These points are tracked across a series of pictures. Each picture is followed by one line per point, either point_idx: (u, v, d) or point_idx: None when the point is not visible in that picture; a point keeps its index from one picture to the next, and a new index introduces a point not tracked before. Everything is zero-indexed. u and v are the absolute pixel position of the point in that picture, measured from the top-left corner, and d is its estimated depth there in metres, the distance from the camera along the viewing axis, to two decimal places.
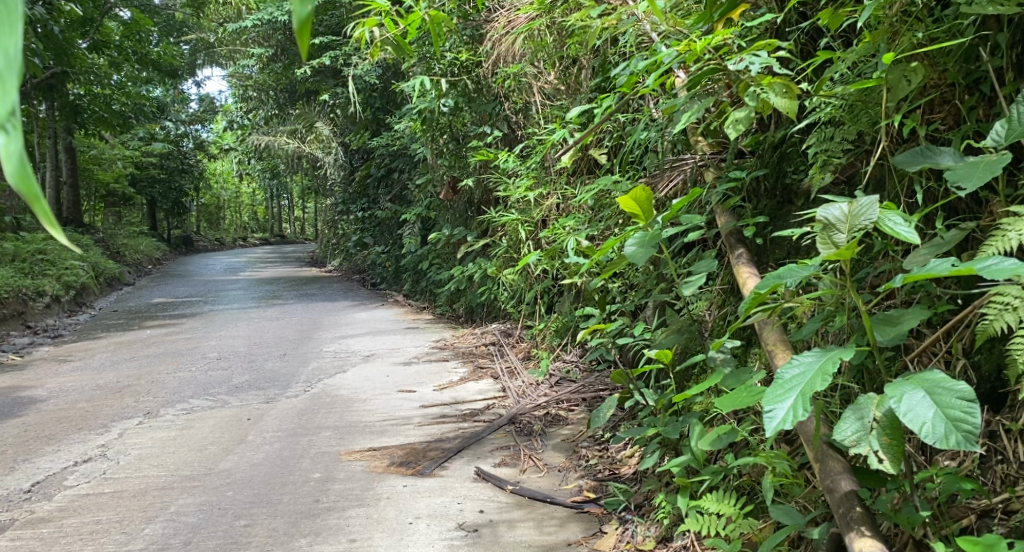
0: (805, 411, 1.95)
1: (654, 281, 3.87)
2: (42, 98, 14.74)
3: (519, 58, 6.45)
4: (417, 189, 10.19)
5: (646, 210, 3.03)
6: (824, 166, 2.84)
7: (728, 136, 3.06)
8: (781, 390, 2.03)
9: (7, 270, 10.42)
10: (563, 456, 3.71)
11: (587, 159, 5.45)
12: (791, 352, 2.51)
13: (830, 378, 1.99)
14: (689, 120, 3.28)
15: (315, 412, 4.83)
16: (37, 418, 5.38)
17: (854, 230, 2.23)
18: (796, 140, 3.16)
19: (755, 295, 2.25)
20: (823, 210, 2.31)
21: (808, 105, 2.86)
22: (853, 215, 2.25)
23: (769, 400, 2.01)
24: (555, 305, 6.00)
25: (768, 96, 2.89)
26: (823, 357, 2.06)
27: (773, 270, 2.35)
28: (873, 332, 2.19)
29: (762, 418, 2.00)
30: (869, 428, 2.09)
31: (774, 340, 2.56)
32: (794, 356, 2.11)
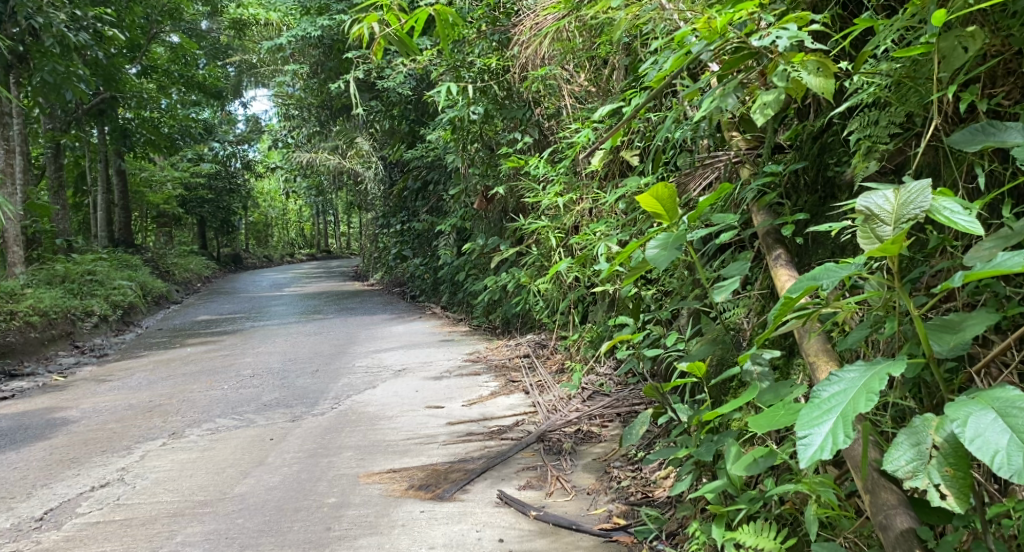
0: (845, 439, 1.77)
1: (689, 287, 3.60)
2: (93, 122, 14.96)
3: (544, 60, 6.20)
4: (451, 200, 10.02)
5: (669, 209, 2.81)
6: (868, 154, 2.58)
7: (756, 121, 2.89)
8: (819, 412, 1.85)
9: (55, 292, 10.52)
10: (594, 477, 3.47)
11: (618, 161, 5.19)
12: (835, 364, 2.25)
13: (876, 397, 1.80)
14: (716, 108, 3.05)
15: (339, 431, 4.66)
16: (66, 440, 5.29)
17: (901, 220, 1.98)
18: (837, 127, 2.90)
19: (788, 299, 2.03)
20: (864, 198, 2.05)
21: (849, 86, 2.61)
22: (900, 205, 1.99)
23: (805, 425, 1.84)
24: (589, 315, 5.75)
25: (801, 75, 2.70)
26: (868, 373, 1.87)
27: (808, 271, 2.12)
28: (929, 341, 1.94)
29: (797, 444, 1.83)
30: (927, 458, 1.85)
31: (815, 351, 2.31)
32: (835, 372, 1.92)
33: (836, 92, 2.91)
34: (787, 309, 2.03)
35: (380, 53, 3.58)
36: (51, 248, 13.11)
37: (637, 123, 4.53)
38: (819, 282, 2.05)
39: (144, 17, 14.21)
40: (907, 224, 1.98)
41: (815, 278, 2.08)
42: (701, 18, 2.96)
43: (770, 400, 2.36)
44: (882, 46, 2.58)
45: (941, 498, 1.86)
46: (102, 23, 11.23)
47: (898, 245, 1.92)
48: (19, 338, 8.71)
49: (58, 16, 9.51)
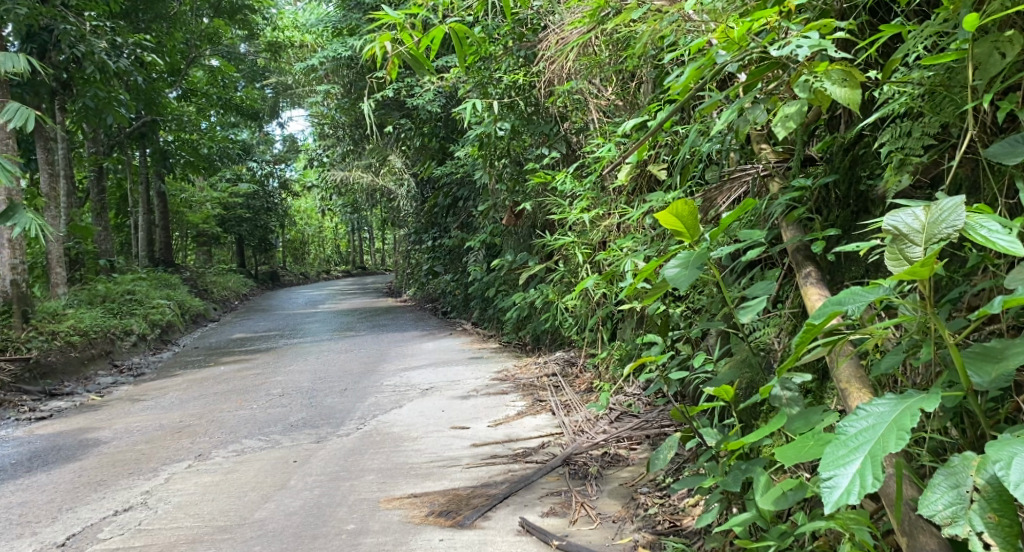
0: (873, 480, 1.74)
1: (718, 304, 3.48)
2: (135, 145, 15.18)
3: (569, 75, 6.10)
4: (480, 216, 9.97)
5: (690, 227, 2.71)
6: (900, 167, 2.44)
7: (777, 134, 2.77)
8: (846, 450, 1.82)
9: (95, 311, 10.63)
10: (620, 503, 3.37)
11: (646, 176, 5.09)
12: (868, 391, 2.13)
13: (907, 435, 1.77)
14: (740, 121, 2.94)
15: (363, 453, 4.59)
16: (95, 461, 5.25)
17: (932, 240, 1.86)
18: (868, 139, 2.79)
19: (810, 326, 1.94)
20: (891, 217, 1.94)
21: (877, 97, 2.49)
22: (931, 223, 1.88)
23: (832, 464, 1.81)
24: (617, 333, 5.64)
25: (825, 85, 2.58)
26: (898, 409, 1.83)
27: (832, 295, 2.03)
28: (968, 372, 1.84)
29: (823, 484, 1.80)
30: (967, 503, 1.81)
31: (847, 377, 2.19)
32: (862, 406, 1.88)
33: (866, 103, 2.81)
34: (810, 336, 1.95)
35: (394, 72, 3.53)
36: (94, 268, 13.28)
37: (663, 135, 4.42)
38: (844, 306, 1.97)
39: (184, 42, 14.39)
40: (939, 244, 1.87)
41: (841, 302, 1.99)
42: (719, 26, 2.88)
43: (800, 428, 2.24)
44: (915, 54, 2.46)
45: (983, 546, 1.79)
46: (143, 49, 11.39)
47: (929, 267, 1.80)
48: (60, 357, 8.79)
49: (100, 44, 9.63)
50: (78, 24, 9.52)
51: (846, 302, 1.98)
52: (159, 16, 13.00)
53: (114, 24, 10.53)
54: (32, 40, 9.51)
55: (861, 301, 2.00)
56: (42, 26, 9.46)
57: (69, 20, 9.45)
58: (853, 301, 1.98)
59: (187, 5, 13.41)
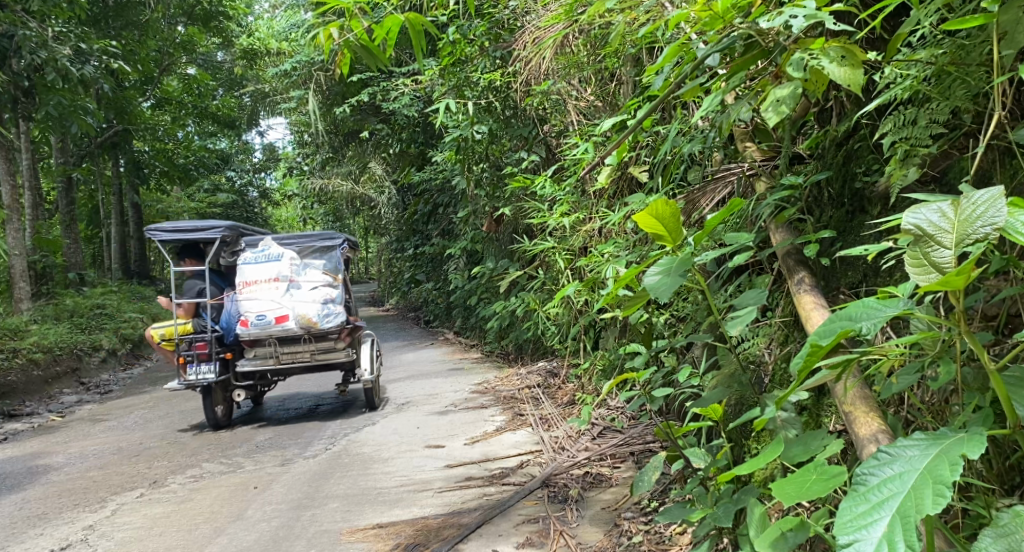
0: (902, 545, 1.55)
1: (702, 313, 3.24)
2: (108, 156, 14.77)
3: (546, 74, 5.82)
4: (460, 223, 9.69)
5: (672, 230, 2.46)
6: (907, 159, 2.25)
7: (768, 120, 2.50)
8: (868, 507, 1.63)
9: (62, 326, 10.24)
10: (601, 532, 3.14)
11: (627, 178, 4.86)
12: (880, 419, 1.91)
13: (947, 492, 1.57)
14: (724, 110, 2.70)
15: (328, 477, 4.34)
16: (41, 491, 4.98)
17: (965, 242, 1.66)
18: (866, 131, 2.56)
19: (815, 346, 1.71)
20: (911, 215, 1.74)
21: (879, 78, 2.29)
22: (963, 222, 1.68)
23: (855, 524, 1.62)
24: (601, 342, 5.40)
25: (822, 64, 2.35)
26: (930, 456, 1.66)
27: (836, 312, 1.82)
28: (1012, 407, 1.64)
29: (843, 548, 1.60)
30: None
31: (854, 400, 1.97)
32: (886, 452, 1.70)
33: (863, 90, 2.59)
34: (816, 359, 1.72)
35: (345, 64, 3.30)
36: (63, 282, 12.87)
37: (643, 135, 4.18)
38: (857, 324, 1.75)
39: (156, 50, 14.02)
40: (973, 245, 1.67)
41: (854, 317, 1.78)
42: (700, 1, 2.63)
43: (797, 455, 2.00)
44: (919, 29, 2.25)
45: None
46: (111, 57, 11.00)
47: (965, 276, 1.60)
48: (21, 377, 8.41)
49: (63, 51, 9.23)
50: (39, 31, 9.18)
51: (858, 317, 1.78)
52: (130, 23, 12.54)
53: (80, 30, 10.14)
54: None
55: (876, 317, 1.78)
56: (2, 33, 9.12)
57: (30, 26, 9.12)
58: (867, 318, 1.76)
59: (159, 12, 13.05)
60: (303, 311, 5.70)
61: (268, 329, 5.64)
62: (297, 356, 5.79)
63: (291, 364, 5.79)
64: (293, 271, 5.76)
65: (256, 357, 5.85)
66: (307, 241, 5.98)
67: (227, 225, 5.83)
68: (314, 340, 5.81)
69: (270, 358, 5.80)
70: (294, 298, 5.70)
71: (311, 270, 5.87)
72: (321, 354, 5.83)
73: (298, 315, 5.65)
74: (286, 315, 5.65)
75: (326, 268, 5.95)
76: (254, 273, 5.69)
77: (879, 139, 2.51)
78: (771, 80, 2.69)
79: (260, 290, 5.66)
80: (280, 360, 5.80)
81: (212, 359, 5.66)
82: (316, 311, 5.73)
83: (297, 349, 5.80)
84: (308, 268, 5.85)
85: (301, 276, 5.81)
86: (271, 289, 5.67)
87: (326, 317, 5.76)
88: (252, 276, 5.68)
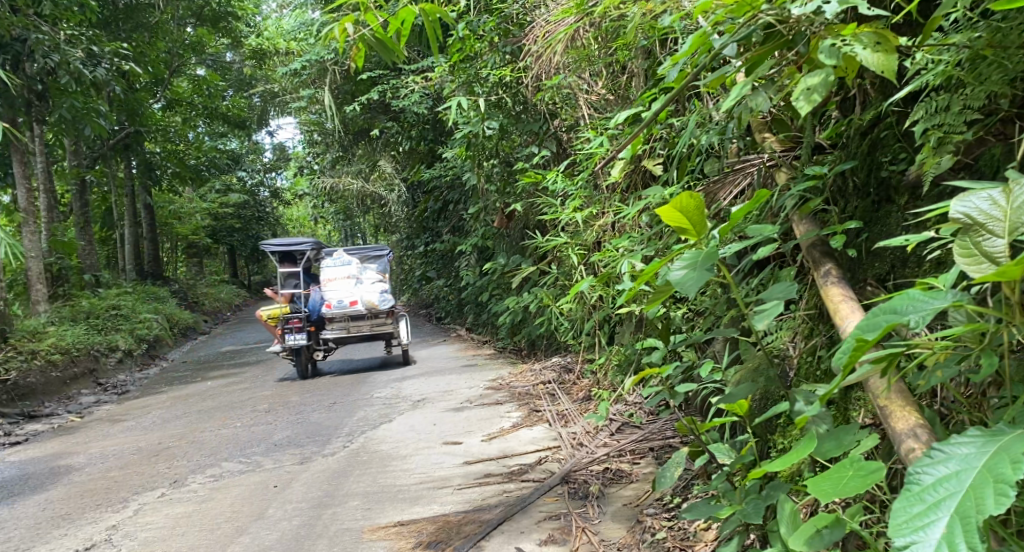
0: (963, 545, 1.60)
1: (722, 306, 3.20)
2: (120, 158, 14.81)
3: (557, 69, 5.77)
4: (471, 219, 9.66)
5: (696, 223, 2.43)
6: (939, 147, 2.23)
7: (798, 109, 2.45)
8: (924, 507, 1.68)
9: (79, 328, 10.29)
10: (624, 529, 3.11)
11: (640, 171, 4.81)
12: (919, 413, 1.94)
13: (1006, 492, 1.62)
14: (746, 99, 2.67)
15: (347, 475, 4.33)
16: (63, 492, 5.01)
17: (1016, 231, 1.76)
18: (894, 119, 2.51)
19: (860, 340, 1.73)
20: (959, 203, 1.85)
21: (913, 63, 2.26)
22: (1014, 209, 1.78)
23: (912, 522, 1.67)
24: (616, 337, 5.36)
25: (855, 50, 2.32)
26: (986, 454, 1.71)
27: (877, 305, 1.85)
28: None
29: (902, 548, 1.65)
30: None
31: (892, 395, 1.99)
32: (940, 451, 1.75)
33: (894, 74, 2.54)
34: (861, 353, 1.74)
35: (361, 59, 3.27)
36: (78, 284, 12.93)
37: (657, 128, 4.14)
38: (906, 317, 1.78)
39: (166, 52, 14.08)
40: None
41: (899, 310, 1.81)
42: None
43: (831, 450, 2.02)
44: (956, 13, 2.22)
45: None
46: (123, 59, 11.00)
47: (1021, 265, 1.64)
48: (40, 378, 8.45)
49: (75, 53, 9.19)
50: (52, 34, 9.18)
51: (903, 310, 1.80)
52: (140, 25, 12.54)
53: (92, 33, 10.15)
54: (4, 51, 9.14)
55: (922, 309, 1.81)
56: (14, 37, 9.13)
57: (42, 29, 9.11)
58: (914, 310, 1.79)
59: (168, 14, 13.06)
60: (367, 297, 8.26)
61: (345, 309, 8.21)
62: (359, 328, 8.28)
63: (355, 334, 8.25)
64: (359, 272, 8.44)
65: (332, 329, 8.31)
66: (365, 251, 8.59)
67: (314, 242, 8.46)
68: (371, 316, 8.28)
69: (339, 329, 8.27)
70: (361, 289, 8.32)
71: (369, 272, 8.54)
72: (375, 327, 8.31)
73: (365, 300, 8.22)
74: (357, 300, 8.24)
75: (379, 271, 8.76)
76: (334, 273, 8.35)
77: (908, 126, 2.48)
78: (797, 67, 2.65)
79: (338, 285, 8.28)
80: (348, 331, 8.28)
81: (302, 329, 8.04)
82: (375, 297, 8.30)
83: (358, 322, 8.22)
84: (369, 269, 8.50)
85: (364, 275, 8.45)
86: (345, 282, 8.29)
87: (380, 301, 8.33)
88: (332, 275, 8.34)
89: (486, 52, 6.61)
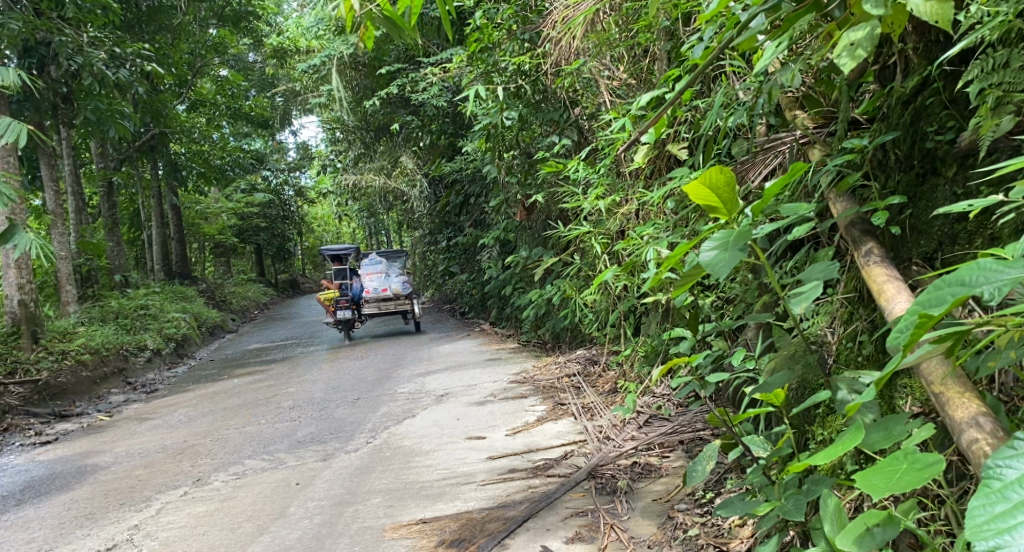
0: None
1: (754, 293, 3.06)
2: (146, 159, 14.85)
3: (577, 54, 5.61)
4: (493, 212, 9.54)
5: (728, 199, 2.29)
6: (998, 108, 2.15)
7: (842, 66, 2.30)
8: (1009, 507, 1.59)
9: (107, 328, 10.32)
10: (654, 525, 3.00)
11: (664, 156, 4.65)
12: (979, 399, 1.86)
13: None
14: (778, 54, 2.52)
15: (370, 472, 4.24)
16: (88, 491, 4.97)
17: None
18: (941, 84, 2.39)
19: (925, 318, 1.66)
20: None
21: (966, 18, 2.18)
22: None
23: (999, 524, 1.59)
24: (642, 327, 5.22)
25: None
26: None
27: (942, 278, 1.75)
28: None
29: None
30: None
31: (947, 382, 1.91)
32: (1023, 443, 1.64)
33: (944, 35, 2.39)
34: (926, 330, 1.66)
35: (368, 37, 3.22)
36: (107, 284, 12.98)
37: (681, 110, 4.00)
38: (978, 290, 1.69)
39: (189, 53, 14.06)
40: None
41: (968, 281, 1.71)
42: None
43: (879, 442, 1.92)
44: None
45: None
46: (146, 60, 10.95)
47: None
48: (71, 378, 8.46)
49: (98, 55, 9.07)
50: (75, 36, 9.01)
51: (973, 281, 1.71)
52: (163, 27, 12.49)
53: (115, 35, 10.09)
54: (29, 55, 9.12)
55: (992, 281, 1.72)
56: (38, 40, 9.01)
57: (66, 31, 8.97)
58: (988, 281, 1.69)
59: (190, 15, 13.01)
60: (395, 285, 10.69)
61: (378, 293, 10.61)
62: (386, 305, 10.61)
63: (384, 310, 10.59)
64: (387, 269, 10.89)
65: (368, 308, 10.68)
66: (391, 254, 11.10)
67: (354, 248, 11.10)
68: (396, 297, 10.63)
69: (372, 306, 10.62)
70: (388, 279, 10.74)
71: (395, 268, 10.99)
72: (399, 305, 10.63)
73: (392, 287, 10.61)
74: (386, 287, 10.65)
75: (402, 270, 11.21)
76: (369, 269, 10.87)
77: (957, 91, 2.35)
78: (839, 23, 2.53)
79: (373, 277, 10.76)
80: (379, 309, 10.64)
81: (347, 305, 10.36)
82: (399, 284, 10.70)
83: (385, 302, 10.59)
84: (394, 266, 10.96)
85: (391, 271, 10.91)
86: (378, 275, 10.78)
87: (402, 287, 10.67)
88: (369, 270, 10.85)
89: (505, 41, 6.46)
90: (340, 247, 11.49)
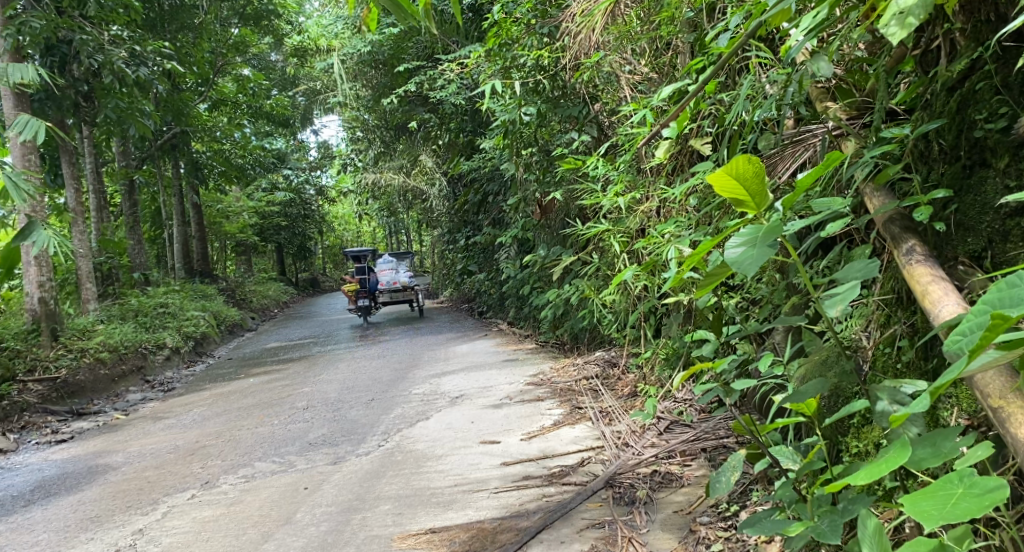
0: None
1: (783, 294, 2.91)
2: (167, 158, 14.86)
3: (597, 46, 5.41)
4: (511, 210, 9.38)
5: (755, 191, 2.14)
6: None
7: (891, 34, 2.14)
8: None
9: (126, 326, 10.29)
10: (675, 539, 2.84)
11: (686, 152, 4.48)
12: None
13: None
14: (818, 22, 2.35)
15: (380, 476, 4.11)
16: (98, 492, 4.89)
17: None
18: (994, 66, 2.24)
19: (999, 320, 1.61)
20: None
21: None
22: None
23: None
24: (662, 329, 5.05)
25: None
26: None
27: (1016, 275, 1.72)
28: None
29: None
30: None
31: (1011, 394, 1.84)
32: None
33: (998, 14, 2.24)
34: (998, 332, 1.61)
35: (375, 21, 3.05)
36: (128, 283, 12.98)
37: (705, 103, 3.85)
38: None
39: (210, 52, 14.00)
40: None
41: None
42: None
43: (926, 459, 1.79)
44: None
45: None
46: (167, 59, 10.91)
47: None
48: (89, 376, 8.42)
49: (119, 53, 9.02)
50: (96, 34, 8.94)
51: None
52: (185, 27, 12.45)
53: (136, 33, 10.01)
54: (52, 54, 9.04)
55: None
56: (60, 39, 8.92)
57: (86, 29, 8.91)
58: None
59: (212, 14, 12.96)
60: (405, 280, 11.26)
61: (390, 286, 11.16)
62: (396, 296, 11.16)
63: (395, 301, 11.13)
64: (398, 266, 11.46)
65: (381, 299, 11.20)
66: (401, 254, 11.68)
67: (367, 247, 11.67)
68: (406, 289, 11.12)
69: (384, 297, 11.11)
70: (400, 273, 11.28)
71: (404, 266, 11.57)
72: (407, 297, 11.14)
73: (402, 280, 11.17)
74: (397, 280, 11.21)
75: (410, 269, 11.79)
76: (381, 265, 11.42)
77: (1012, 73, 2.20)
78: None
79: (385, 273, 11.32)
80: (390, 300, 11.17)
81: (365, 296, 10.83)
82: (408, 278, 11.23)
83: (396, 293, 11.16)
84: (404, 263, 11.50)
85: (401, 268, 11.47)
86: (390, 271, 11.34)
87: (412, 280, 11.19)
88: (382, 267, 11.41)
89: (524, 35, 6.29)
90: (359, 249, 11.86)
